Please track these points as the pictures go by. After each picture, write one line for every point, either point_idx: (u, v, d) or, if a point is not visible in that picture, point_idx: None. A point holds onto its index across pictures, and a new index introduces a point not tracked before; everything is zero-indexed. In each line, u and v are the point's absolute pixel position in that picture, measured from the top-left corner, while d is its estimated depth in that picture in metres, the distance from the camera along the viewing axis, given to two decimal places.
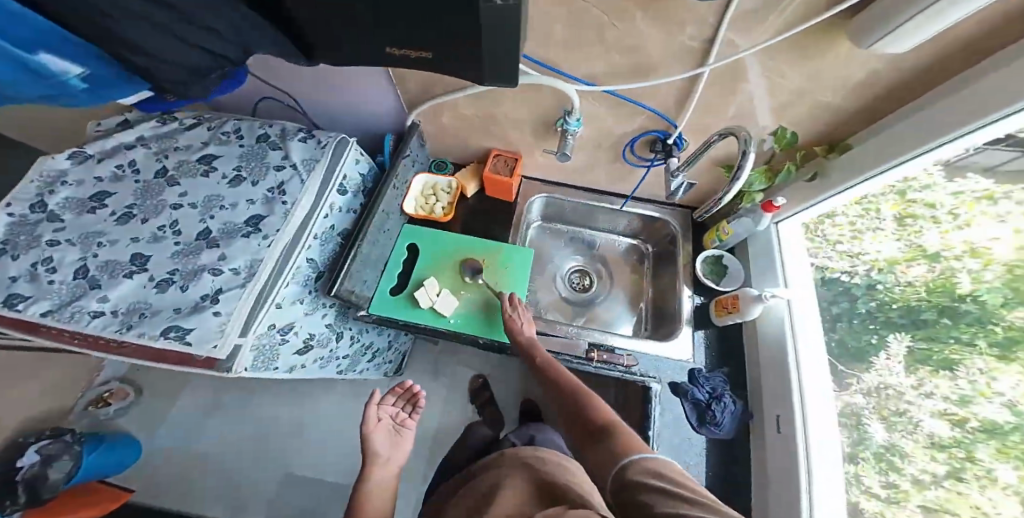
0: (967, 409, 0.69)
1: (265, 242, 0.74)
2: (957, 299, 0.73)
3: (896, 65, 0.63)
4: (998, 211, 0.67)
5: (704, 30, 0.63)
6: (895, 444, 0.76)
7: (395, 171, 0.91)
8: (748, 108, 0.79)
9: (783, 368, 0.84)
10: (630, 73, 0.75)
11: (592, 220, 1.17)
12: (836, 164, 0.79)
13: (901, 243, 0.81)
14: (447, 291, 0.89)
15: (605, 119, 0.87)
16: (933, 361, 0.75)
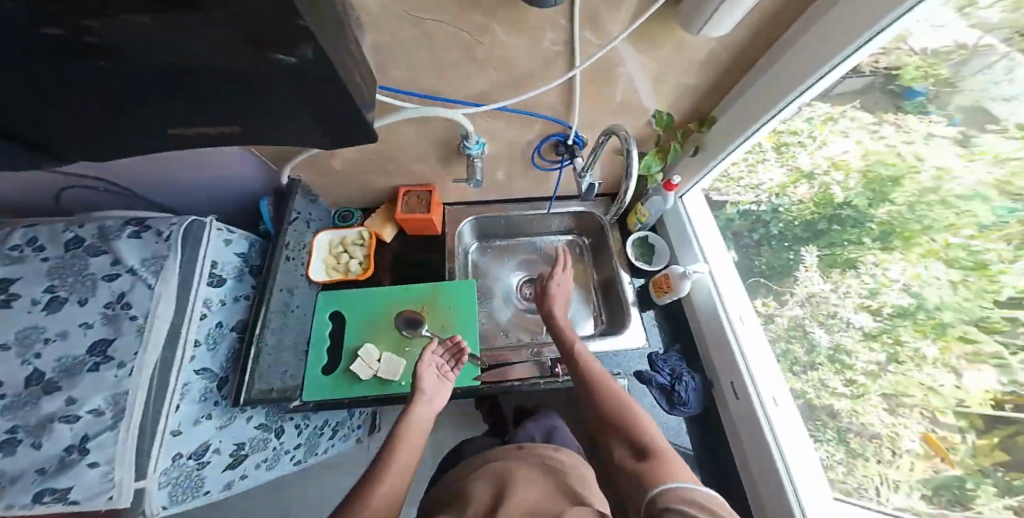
0: (879, 299, 0.76)
1: (122, 371, 0.73)
2: (836, 206, 0.81)
3: (728, 43, 0.69)
4: (839, 129, 0.75)
5: (561, 34, 0.64)
6: (841, 344, 0.84)
7: (284, 244, 0.95)
8: (632, 94, 0.82)
9: (722, 334, 0.99)
10: (510, 90, 0.77)
11: (529, 228, 1.25)
12: (709, 137, 0.89)
13: (784, 167, 0.89)
14: (386, 354, 0.95)
15: (502, 133, 0.92)
16: (840, 263, 0.83)
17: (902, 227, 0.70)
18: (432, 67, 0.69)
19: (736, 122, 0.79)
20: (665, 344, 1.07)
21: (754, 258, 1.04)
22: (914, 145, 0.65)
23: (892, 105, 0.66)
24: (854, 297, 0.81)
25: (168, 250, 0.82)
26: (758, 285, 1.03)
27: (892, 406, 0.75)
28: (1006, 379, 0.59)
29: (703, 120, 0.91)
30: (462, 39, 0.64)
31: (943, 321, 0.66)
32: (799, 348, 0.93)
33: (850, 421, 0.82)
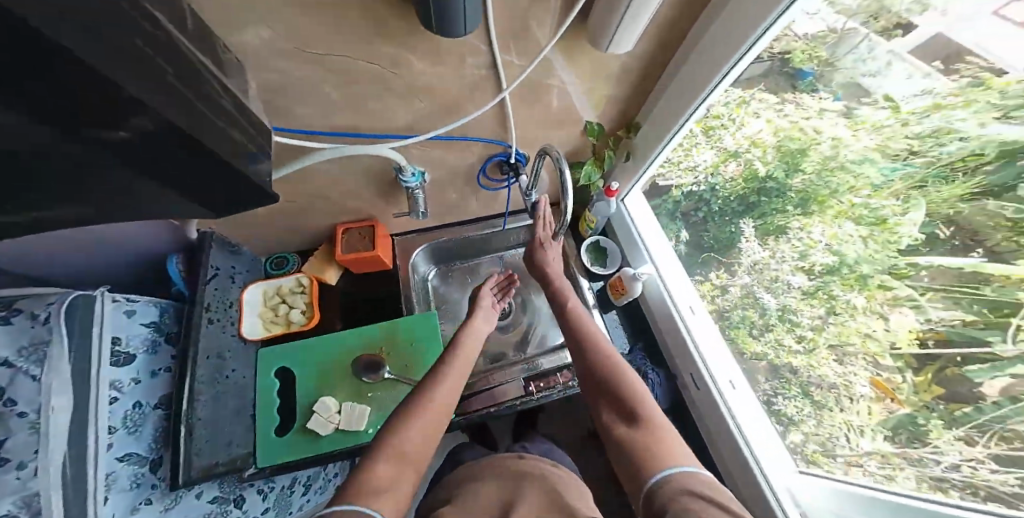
0: (810, 260, 0.84)
1: (24, 475, 0.52)
2: (762, 180, 0.89)
3: (638, 55, 0.75)
4: (752, 110, 0.82)
5: (482, 56, 0.67)
6: (786, 304, 0.92)
7: (202, 306, 0.86)
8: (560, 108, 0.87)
9: (677, 330, 1.12)
10: (442, 117, 0.80)
11: (489, 245, 1.29)
12: (637, 141, 0.97)
13: (715, 150, 0.97)
14: (348, 405, 0.98)
15: (444, 159, 0.95)
16: (772, 231, 0.91)
17: (815, 193, 0.78)
18: (358, 103, 0.71)
19: (656, 133, 0.88)
20: (629, 342, 1.24)
21: (703, 233, 1.10)
22: (812, 120, 0.73)
23: (790, 85, 0.73)
24: (788, 260, 0.89)
25: (46, 333, 0.60)
26: (710, 259, 1.10)
27: (839, 356, 0.81)
28: (922, 317, 0.66)
29: (629, 127, 0.97)
30: (381, 73, 0.66)
31: (863, 273, 0.74)
32: (754, 313, 1.01)
33: (807, 373, 0.89)
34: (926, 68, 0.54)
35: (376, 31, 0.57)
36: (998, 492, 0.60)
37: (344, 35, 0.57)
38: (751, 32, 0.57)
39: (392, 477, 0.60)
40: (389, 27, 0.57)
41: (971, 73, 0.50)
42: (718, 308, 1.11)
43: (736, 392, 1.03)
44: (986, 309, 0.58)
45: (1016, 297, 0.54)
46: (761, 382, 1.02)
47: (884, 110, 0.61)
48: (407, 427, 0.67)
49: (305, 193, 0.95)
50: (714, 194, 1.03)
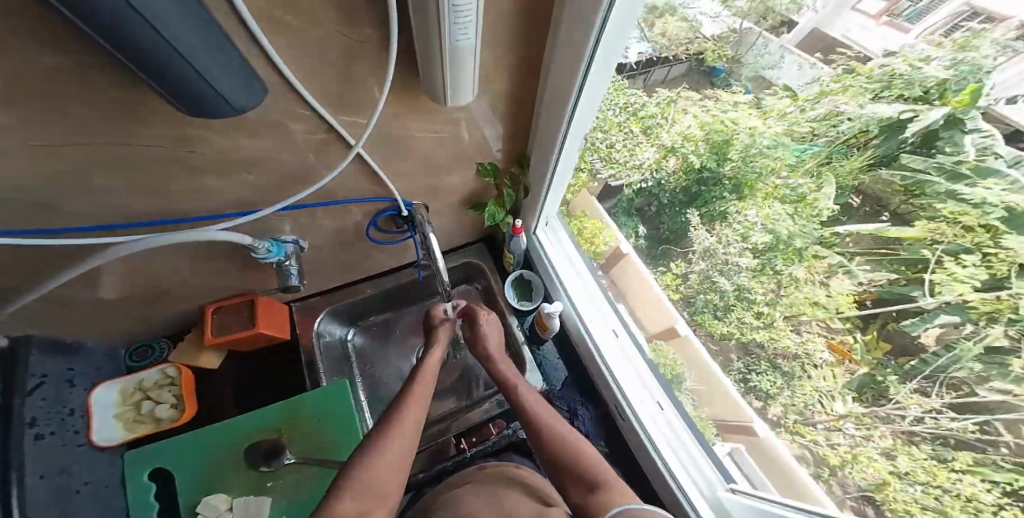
0: (750, 240, 0.87)
1: None
2: (699, 172, 0.91)
3: (488, 91, 0.72)
4: (681, 108, 0.87)
5: (312, 123, 0.63)
6: (741, 286, 0.91)
7: (25, 422, 0.78)
8: (429, 159, 0.84)
9: (596, 361, 1.15)
10: (296, 184, 0.76)
11: (408, 296, 1.23)
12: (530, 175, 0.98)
13: (654, 147, 0.97)
14: (242, 498, 0.91)
15: (322, 219, 0.91)
16: (713, 217, 0.93)
17: (744, 178, 0.84)
18: (175, 183, 0.65)
19: (543, 175, 0.91)
20: (564, 375, 1.25)
21: (658, 226, 1.07)
22: (728, 113, 0.79)
23: (708, 82, 0.80)
24: (732, 244, 0.91)
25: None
26: (668, 253, 1.06)
27: (795, 327, 0.83)
28: (855, 281, 0.72)
29: (521, 161, 0.98)
30: (189, 150, 0.60)
31: (797, 245, 0.80)
32: (714, 296, 0.98)
33: (773, 349, 0.88)
34: (808, 58, 0.63)
35: (154, 117, 0.51)
36: (968, 441, 0.62)
37: (110, 126, 0.51)
38: (580, 65, 0.57)
39: (359, 511, 0.59)
40: (162, 112, 0.51)
41: (844, 62, 0.59)
42: (682, 296, 1.05)
43: (666, 414, 1.05)
44: (900, 267, 0.65)
45: (921, 252, 0.61)
46: (735, 363, 0.97)
47: (783, 99, 0.70)
48: (379, 451, 0.66)
49: (173, 274, 0.90)
50: (664, 188, 1.00)
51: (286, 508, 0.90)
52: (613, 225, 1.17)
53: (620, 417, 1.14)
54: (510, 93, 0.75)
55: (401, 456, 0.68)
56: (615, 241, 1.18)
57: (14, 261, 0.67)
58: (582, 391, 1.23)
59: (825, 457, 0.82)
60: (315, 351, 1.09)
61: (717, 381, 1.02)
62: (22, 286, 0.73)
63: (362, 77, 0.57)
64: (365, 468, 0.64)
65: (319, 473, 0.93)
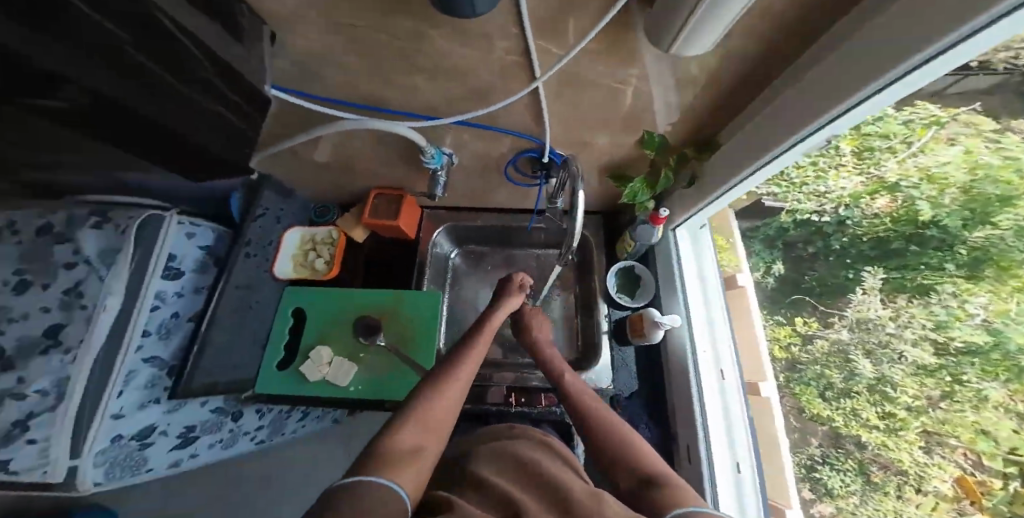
0: (945, 335, 0.48)
1: (67, 358, 0.49)
2: (922, 226, 0.50)
3: (767, 59, 0.36)
4: (948, 135, 0.45)
5: (516, 52, 0.38)
6: (884, 376, 0.51)
7: (243, 241, 0.64)
8: (643, 114, 0.46)
9: (689, 402, 0.61)
10: (464, 104, 0.47)
11: (507, 240, 0.80)
12: (707, 173, 0.49)
13: (862, 176, 0.53)
14: (341, 357, 0.66)
15: (469, 144, 0.58)
16: (909, 286, 0.51)
17: (998, 253, 0.45)
18: (317, 77, 0.44)
19: (688, 200, 0.54)
20: (635, 385, 0.68)
21: (804, 272, 0.62)
22: None
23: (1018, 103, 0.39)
24: (915, 328, 0.50)
25: (122, 240, 0.55)
26: (800, 304, 0.62)
27: (928, 444, 0.47)
28: (1015, 448, 0.41)
29: (703, 141, 0.49)
30: (419, 108, 0.49)
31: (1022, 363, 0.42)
32: (835, 374, 0.56)
33: (876, 453, 0.50)
34: None
35: (398, 54, 0.39)
36: None
37: (357, 47, 0.39)
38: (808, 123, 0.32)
39: (418, 447, 0.36)
40: (417, 49, 0.39)
41: None
42: (789, 357, 0.62)
43: (738, 482, 0.57)
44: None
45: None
46: (810, 446, 0.57)
47: None
48: (451, 371, 0.46)
49: (299, 155, 0.63)
50: (843, 234, 0.57)
51: (366, 380, 0.65)
52: (740, 250, 0.71)
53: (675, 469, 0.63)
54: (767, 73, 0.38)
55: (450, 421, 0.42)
56: (734, 267, 0.72)
57: (276, 120, 0.54)
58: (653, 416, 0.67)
59: None
60: (426, 257, 0.75)
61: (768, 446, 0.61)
62: (286, 134, 0.57)
63: (632, 73, 0.39)
64: (436, 392, 0.43)
65: (405, 371, 0.65)
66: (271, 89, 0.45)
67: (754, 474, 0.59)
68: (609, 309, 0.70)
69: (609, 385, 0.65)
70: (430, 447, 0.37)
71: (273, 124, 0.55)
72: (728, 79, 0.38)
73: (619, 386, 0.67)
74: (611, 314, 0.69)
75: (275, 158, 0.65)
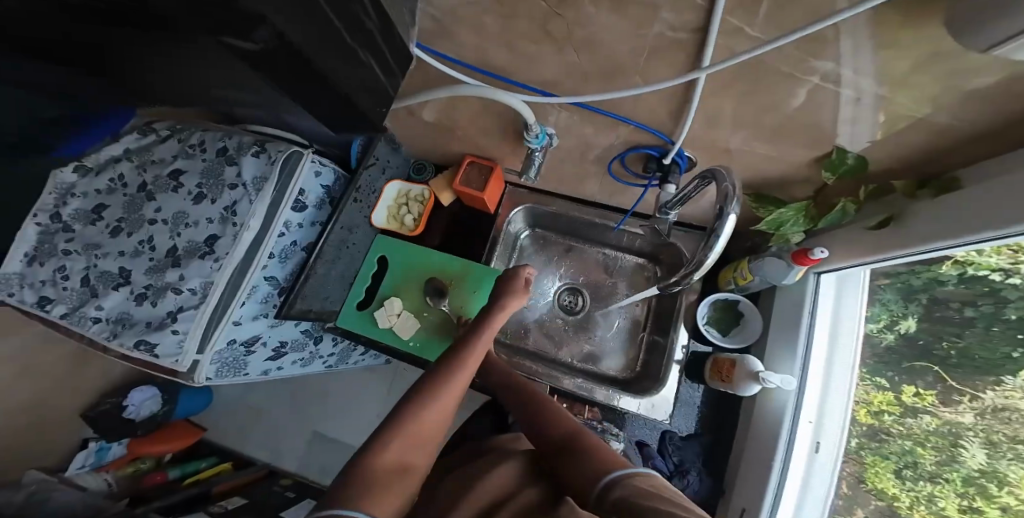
0: None
1: (213, 267, 0.56)
2: None
3: None
4: None
5: (685, 27, 0.30)
6: (992, 469, 0.38)
7: (355, 187, 0.64)
8: (827, 124, 0.35)
9: (765, 468, 0.52)
10: (595, 82, 0.39)
11: (591, 235, 0.73)
12: (909, 217, 0.36)
13: None
14: (408, 312, 0.67)
15: (580, 127, 0.50)
16: None
17: None
18: (438, 31, 0.40)
19: (862, 249, 0.41)
20: (695, 428, 0.62)
21: (941, 338, 0.45)
22: None
23: None
24: None
25: (269, 171, 0.57)
26: (919, 373, 0.46)
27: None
28: None
29: (919, 183, 0.36)
30: (535, 80, 0.42)
31: None
32: (930, 457, 0.44)
33: None
34: None
35: (538, 17, 0.33)
36: None
37: (504, 6, 0.33)
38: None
39: (401, 468, 0.34)
40: (560, 13, 0.32)
41: None
42: (875, 424, 0.50)
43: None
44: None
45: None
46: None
47: None
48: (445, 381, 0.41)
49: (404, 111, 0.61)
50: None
51: (422, 338, 0.67)
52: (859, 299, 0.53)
53: None
54: None
55: (438, 438, 0.39)
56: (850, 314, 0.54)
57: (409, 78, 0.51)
58: (708, 465, 0.61)
59: None
60: (501, 234, 0.71)
61: None
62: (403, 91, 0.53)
63: (829, 66, 0.29)
64: (426, 404, 0.39)
65: None
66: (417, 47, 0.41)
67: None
68: (690, 340, 0.62)
69: (664, 419, 0.59)
70: (413, 467, 0.35)
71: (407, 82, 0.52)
72: (993, 101, 0.27)
73: (676, 423, 0.62)
74: (690, 346, 0.62)
75: (395, 113, 0.62)
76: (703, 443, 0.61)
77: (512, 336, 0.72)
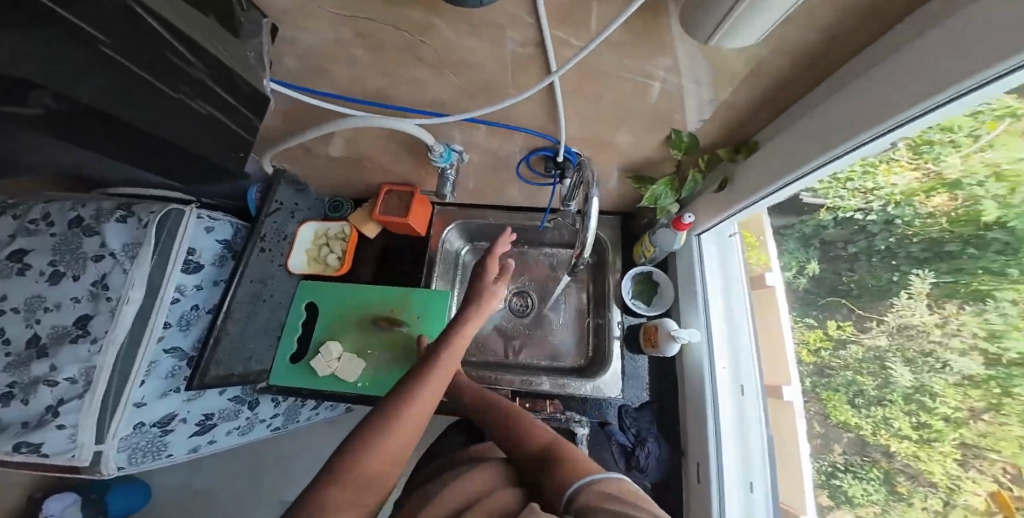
0: (995, 348, 0.34)
1: (94, 348, 0.52)
2: (981, 229, 0.36)
3: (819, 51, 0.30)
4: None
5: (527, 46, 0.35)
6: (921, 384, 0.41)
7: (258, 236, 0.64)
8: (665, 111, 0.41)
9: (701, 409, 0.61)
10: (474, 97, 0.44)
11: (521, 236, 0.77)
12: (742, 175, 0.45)
13: (913, 175, 0.39)
14: (350, 354, 0.67)
15: (483, 141, 0.55)
16: (962, 293, 0.38)
17: None
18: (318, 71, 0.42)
19: (722, 206, 0.49)
20: (647, 397, 0.66)
21: (842, 273, 0.52)
22: None
23: None
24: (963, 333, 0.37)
25: (143, 235, 0.55)
26: (835, 308, 0.52)
27: (963, 458, 0.36)
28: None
29: (744, 145, 0.44)
30: (423, 102, 0.47)
31: None
32: (869, 382, 0.47)
33: (904, 464, 0.41)
34: None
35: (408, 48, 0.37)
36: None
37: (366, 39, 0.37)
38: (832, 149, 0.31)
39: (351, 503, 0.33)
40: (424, 41, 0.36)
41: None
42: (818, 361, 0.54)
43: (750, 504, 0.56)
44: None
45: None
46: (835, 453, 0.50)
47: None
48: (402, 410, 0.39)
49: (312, 149, 0.63)
50: (888, 233, 0.45)
51: (368, 375, 0.66)
52: (771, 249, 0.62)
53: (682, 484, 0.63)
54: (808, 79, 0.34)
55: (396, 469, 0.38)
56: (762, 266, 0.64)
57: (284, 118, 0.55)
58: (662, 429, 0.66)
59: None
60: (436, 253, 0.74)
61: (793, 468, 0.55)
62: (295, 130, 0.57)
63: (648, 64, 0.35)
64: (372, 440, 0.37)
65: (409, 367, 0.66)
66: (270, 81, 0.45)
67: (767, 490, 0.56)
68: (624, 315, 0.67)
69: (616, 395, 0.64)
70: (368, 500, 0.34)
71: (281, 121, 0.55)
72: (773, 76, 0.34)
73: (627, 396, 0.65)
74: (625, 320, 0.67)
75: (289, 151, 0.65)
76: (653, 410, 0.66)
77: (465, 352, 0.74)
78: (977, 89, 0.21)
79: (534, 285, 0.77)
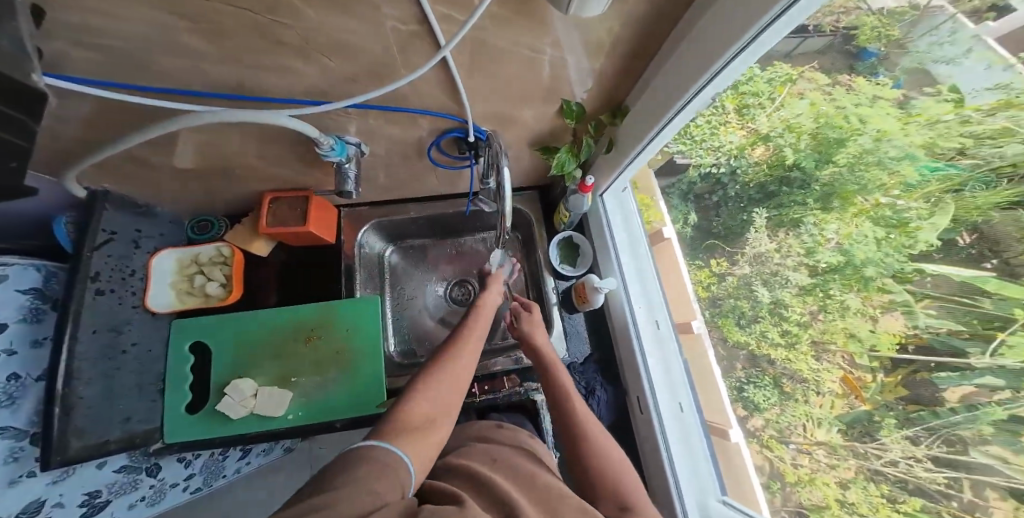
0: (813, 261, 0.51)
1: None
2: (788, 169, 0.52)
3: (652, 23, 0.38)
4: (824, 88, 0.44)
5: (407, 28, 0.36)
6: (777, 299, 0.55)
7: (87, 275, 0.49)
8: (545, 81, 0.47)
9: (633, 352, 0.69)
10: (359, 78, 0.44)
11: (442, 227, 0.78)
12: (624, 135, 0.54)
13: (741, 132, 0.55)
14: (268, 387, 0.60)
15: (380, 129, 0.54)
16: (786, 222, 0.54)
17: (839, 186, 0.47)
18: (162, 63, 0.37)
19: (615, 162, 0.59)
20: (588, 352, 0.74)
21: (712, 219, 0.65)
22: (860, 107, 0.42)
23: (841, 66, 0.41)
24: (792, 256, 0.53)
25: None
26: (711, 248, 0.65)
27: (817, 353, 0.50)
28: (865, 347, 0.46)
29: (617, 109, 0.53)
30: (302, 90, 0.44)
31: (864, 274, 0.46)
32: (746, 304, 0.59)
33: (783, 366, 0.54)
34: (1007, 57, 0.32)
35: (279, 35, 0.35)
36: (926, 488, 0.42)
37: (194, 22, 0.32)
38: (670, 107, 0.42)
39: (431, 418, 0.39)
40: (279, 22, 0.33)
41: None
42: (710, 294, 0.66)
43: (684, 422, 0.65)
44: (970, 318, 0.39)
45: (1011, 312, 0.36)
46: (737, 370, 0.61)
47: (942, 105, 0.37)
48: (433, 372, 0.43)
49: (170, 160, 0.54)
50: (734, 182, 0.60)
51: (302, 403, 0.60)
52: (663, 206, 0.74)
53: (629, 421, 0.71)
54: (650, 46, 0.42)
55: (450, 407, 0.41)
56: (659, 222, 0.75)
57: (85, 124, 0.43)
58: (606, 378, 0.73)
59: (782, 472, 0.55)
60: (354, 259, 0.70)
61: (709, 383, 0.66)
62: (117, 134, 0.46)
63: (523, 40, 0.39)
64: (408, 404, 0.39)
65: (343, 381, 0.62)
66: (45, 76, 0.34)
67: (693, 405, 0.67)
68: (555, 281, 0.74)
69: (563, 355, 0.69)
70: (436, 424, 0.38)
71: (79, 130, 0.44)
72: (621, 45, 0.41)
73: (573, 355, 0.72)
74: (558, 286, 0.74)
75: (116, 166, 0.53)
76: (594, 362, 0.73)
77: (406, 353, 0.73)
78: (737, 57, 0.34)
79: (470, 273, 0.79)
